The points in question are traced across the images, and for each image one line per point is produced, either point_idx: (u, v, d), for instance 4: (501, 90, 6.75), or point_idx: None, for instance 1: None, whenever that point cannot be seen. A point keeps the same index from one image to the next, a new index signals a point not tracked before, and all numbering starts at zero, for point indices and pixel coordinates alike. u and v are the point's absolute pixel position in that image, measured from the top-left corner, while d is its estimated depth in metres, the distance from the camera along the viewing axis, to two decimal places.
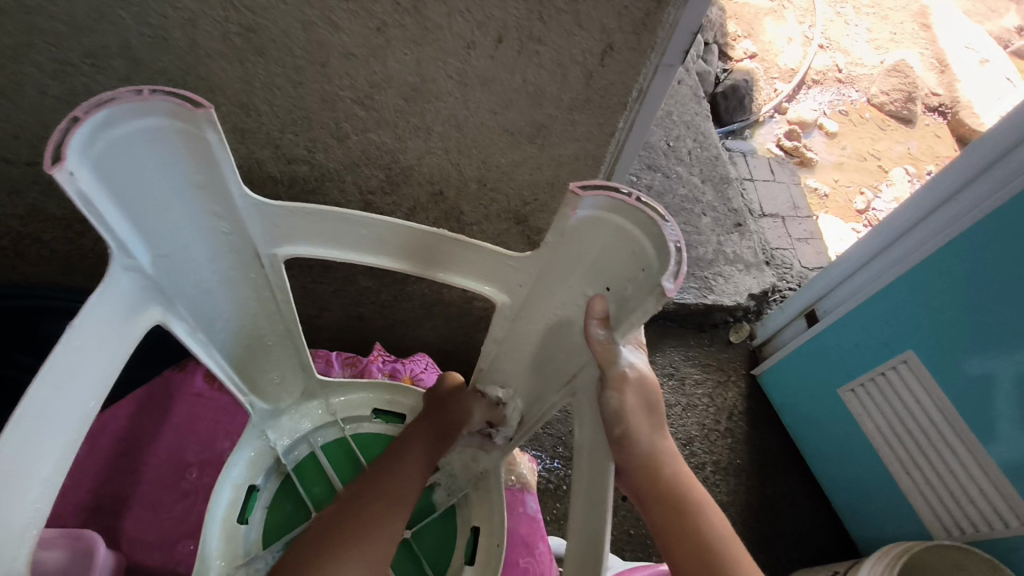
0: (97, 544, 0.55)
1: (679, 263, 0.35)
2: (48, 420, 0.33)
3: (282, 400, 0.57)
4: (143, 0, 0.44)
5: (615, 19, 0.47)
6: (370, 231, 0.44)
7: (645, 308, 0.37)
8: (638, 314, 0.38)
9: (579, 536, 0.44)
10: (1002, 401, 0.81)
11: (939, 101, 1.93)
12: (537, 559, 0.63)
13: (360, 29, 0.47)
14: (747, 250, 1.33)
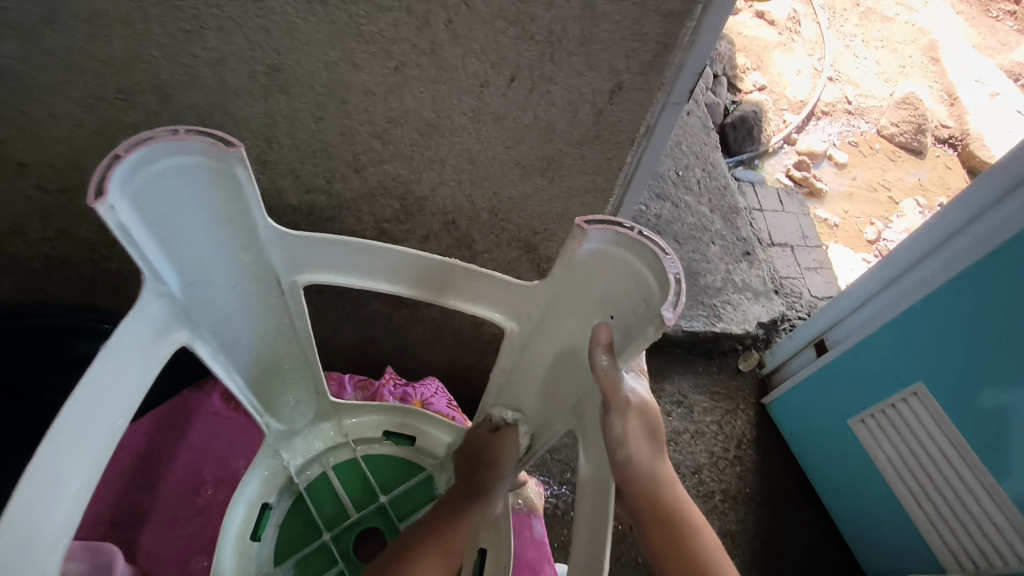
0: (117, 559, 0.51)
1: (679, 293, 0.35)
2: (73, 445, 0.32)
3: (296, 421, 0.57)
4: (176, 42, 0.47)
5: (624, 61, 0.49)
6: (387, 262, 0.45)
7: (648, 338, 0.38)
8: (640, 342, 0.38)
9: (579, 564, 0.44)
10: (1016, 434, 0.79)
11: (951, 134, 1.96)
12: None
13: (380, 69, 0.50)
14: (756, 279, 1.34)
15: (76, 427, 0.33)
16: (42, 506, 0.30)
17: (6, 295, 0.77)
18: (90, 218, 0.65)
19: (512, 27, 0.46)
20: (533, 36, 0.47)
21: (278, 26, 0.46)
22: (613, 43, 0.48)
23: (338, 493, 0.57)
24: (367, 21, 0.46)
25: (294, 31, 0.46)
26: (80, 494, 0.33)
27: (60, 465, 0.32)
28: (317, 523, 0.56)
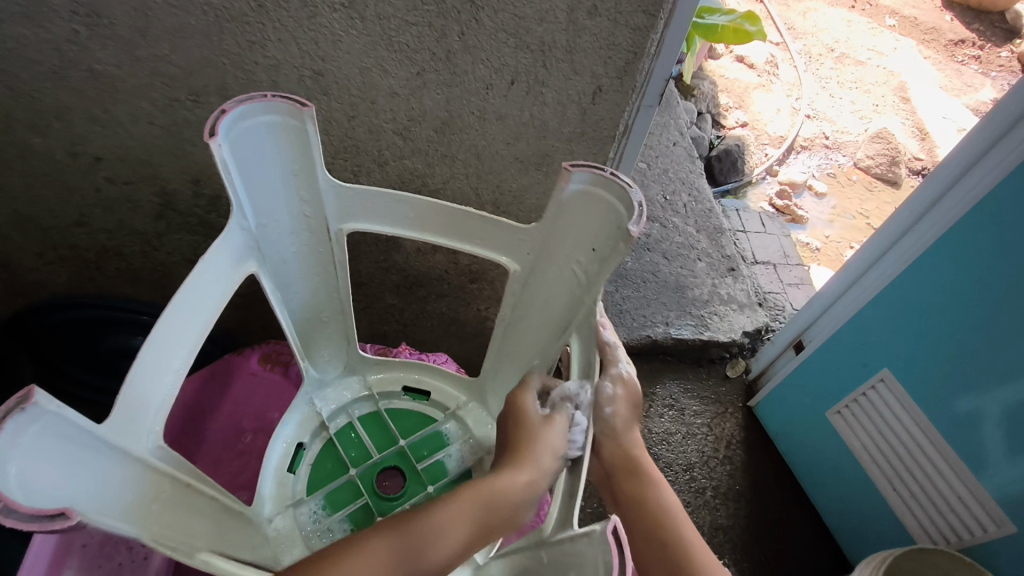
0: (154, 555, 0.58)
1: (642, 213, 0.44)
2: (178, 325, 0.42)
3: (328, 372, 0.67)
4: (242, 51, 0.58)
5: (602, 67, 0.61)
6: (414, 210, 0.52)
7: (622, 256, 0.46)
8: (616, 260, 0.47)
9: (564, 495, 0.50)
10: (990, 434, 0.85)
11: (923, 165, 2.03)
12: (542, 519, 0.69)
13: (404, 74, 0.61)
14: (740, 292, 1.44)
15: (179, 314, 0.42)
16: (151, 377, 0.40)
17: (59, 287, 0.84)
18: (148, 209, 0.73)
19: (511, 38, 0.58)
20: (529, 46, 0.59)
21: (325, 37, 0.58)
22: (593, 51, 0.59)
23: (362, 438, 0.65)
24: (396, 34, 0.58)
25: (337, 42, 0.58)
26: (179, 371, 0.43)
27: (168, 351, 0.41)
28: (344, 462, 0.63)
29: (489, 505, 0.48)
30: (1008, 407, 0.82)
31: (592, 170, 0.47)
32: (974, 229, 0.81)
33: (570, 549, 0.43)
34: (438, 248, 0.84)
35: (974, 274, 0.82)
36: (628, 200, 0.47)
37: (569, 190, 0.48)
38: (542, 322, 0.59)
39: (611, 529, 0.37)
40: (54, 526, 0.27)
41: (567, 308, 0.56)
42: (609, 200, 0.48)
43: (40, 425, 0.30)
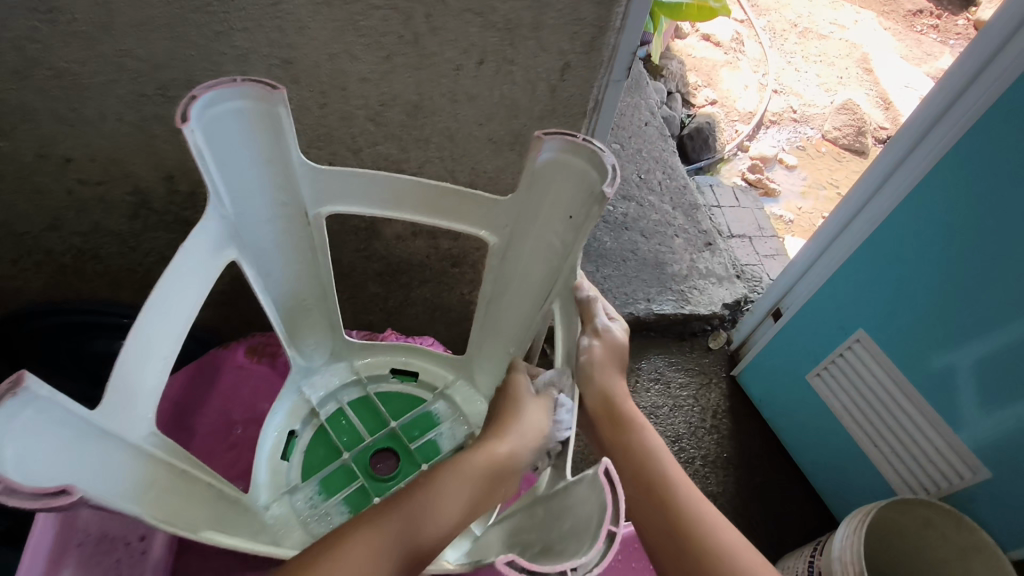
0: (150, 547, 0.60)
1: (614, 175, 0.46)
2: (160, 315, 0.42)
3: (315, 359, 0.67)
4: (209, 41, 0.58)
5: (568, 42, 0.62)
6: (390, 188, 0.52)
7: (597, 220, 0.48)
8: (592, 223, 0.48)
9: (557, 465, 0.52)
10: (963, 389, 0.88)
11: (888, 134, 2.08)
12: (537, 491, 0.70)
13: (373, 58, 0.62)
14: (718, 265, 1.46)
15: (161, 302, 0.42)
16: (139, 364, 0.40)
17: (37, 294, 0.84)
18: (122, 209, 0.73)
19: (478, 17, 0.59)
20: (495, 24, 0.60)
21: (292, 24, 0.58)
22: (558, 27, 0.60)
23: (353, 422, 0.66)
24: (362, 18, 0.58)
25: (304, 28, 0.58)
26: (166, 361, 0.43)
27: (155, 340, 0.42)
28: (337, 447, 0.64)
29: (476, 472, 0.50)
30: (978, 362, 0.85)
31: (563, 138, 0.48)
32: (938, 187, 0.84)
33: (565, 501, 0.44)
34: (418, 234, 0.84)
35: (940, 233, 0.85)
36: (599, 163, 0.48)
37: (541, 159, 0.49)
38: (524, 294, 0.61)
39: (603, 470, 0.38)
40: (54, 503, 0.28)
41: (548, 277, 0.57)
42: (582, 165, 0.49)
43: (31, 409, 0.31)
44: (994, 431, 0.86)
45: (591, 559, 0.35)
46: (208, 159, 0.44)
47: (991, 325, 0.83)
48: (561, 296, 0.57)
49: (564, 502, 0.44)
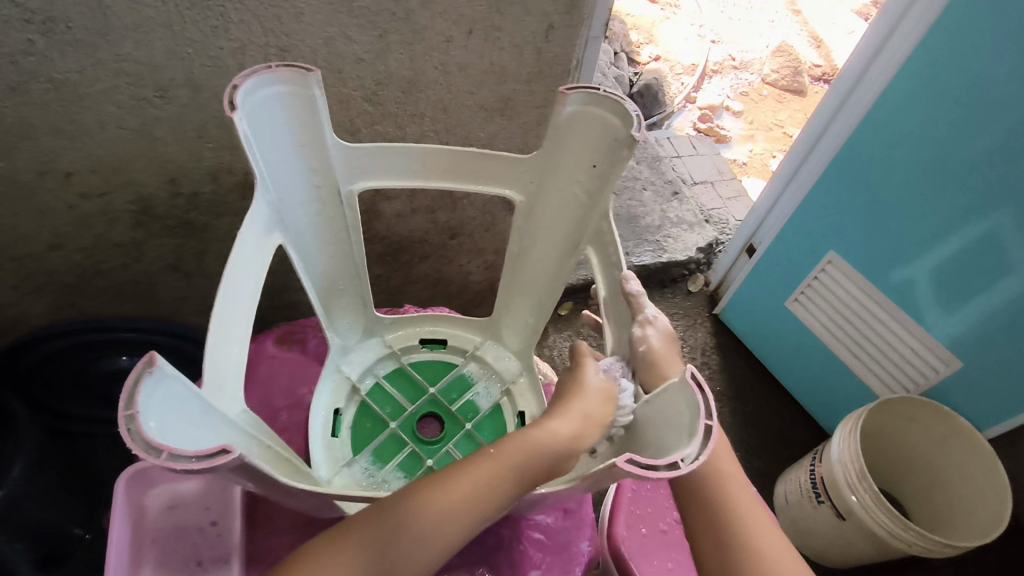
0: (226, 527, 0.58)
1: (641, 119, 0.50)
2: (233, 299, 0.44)
3: (349, 338, 0.70)
4: (206, 38, 0.59)
5: (551, 4, 0.65)
6: (421, 159, 0.55)
7: (626, 163, 0.52)
8: (621, 167, 0.53)
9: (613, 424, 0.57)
10: (923, 297, 0.97)
11: (822, 71, 2.18)
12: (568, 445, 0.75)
13: (367, 38, 0.63)
14: (688, 213, 1.53)
15: (232, 285, 0.44)
16: (225, 348, 0.42)
17: (38, 320, 0.83)
18: (125, 219, 0.74)
19: None
20: None
21: (288, 12, 0.58)
22: None
23: (394, 393, 0.69)
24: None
25: (299, 15, 0.59)
26: (241, 344, 0.45)
27: (232, 323, 0.44)
28: (383, 418, 0.67)
29: (537, 453, 0.50)
30: (934, 270, 0.94)
31: (586, 90, 0.52)
32: (885, 110, 0.91)
33: (653, 408, 0.51)
34: (416, 210, 0.86)
35: (891, 153, 0.92)
36: (622, 111, 0.52)
37: (566, 112, 0.53)
38: (551, 246, 0.64)
39: (691, 374, 0.43)
40: (219, 461, 0.30)
41: (576, 227, 0.60)
42: (604, 115, 0.53)
43: (161, 387, 0.33)
44: (957, 328, 0.94)
45: (695, 450, 0.40)
46: (254, 147, 0.46)
47: (947, 232, 0.90)
48: (594, 242, 0.60)
49: (653, 411, 0.50)
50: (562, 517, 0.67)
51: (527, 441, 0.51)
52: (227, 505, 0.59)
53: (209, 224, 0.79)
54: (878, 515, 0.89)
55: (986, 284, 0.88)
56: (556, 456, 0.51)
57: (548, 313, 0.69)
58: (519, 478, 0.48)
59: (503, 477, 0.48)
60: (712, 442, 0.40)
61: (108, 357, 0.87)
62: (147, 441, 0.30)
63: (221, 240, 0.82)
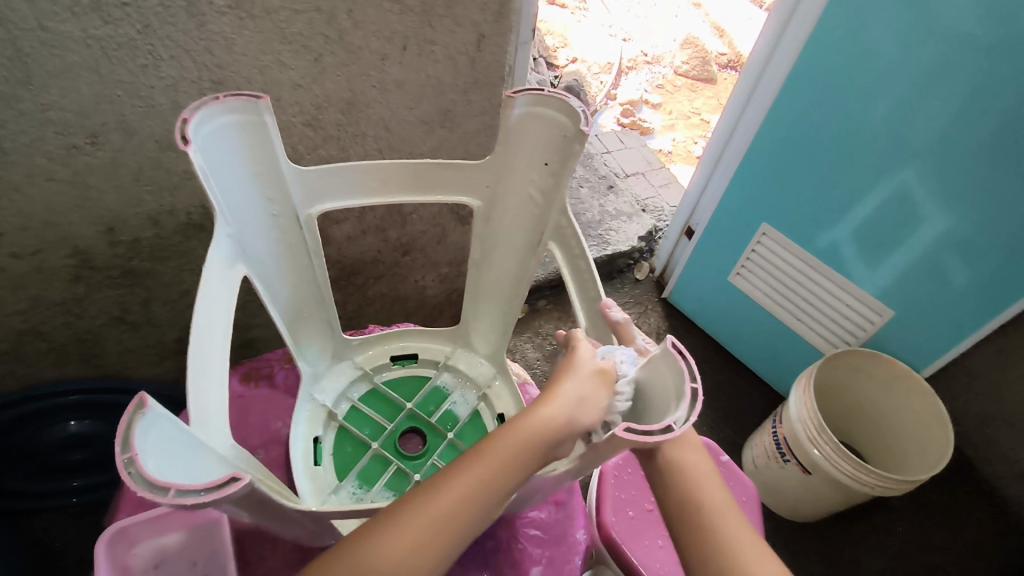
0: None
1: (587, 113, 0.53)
2: (206, 334, 0.43)
3: (320, 364, 0.69)
4: (136, 78, 0.57)
5: (480, 14, 0.67)
6: (377, 175, 0.56)
7: (577, 156, 0.55)
8: (573, 160, 0.55)
9: None
10: (849, 257, 1.04)
11: (728, 59, 2.31)
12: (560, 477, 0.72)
13: (303, 63, 0.63)
14: (624, 205, 1.58)
15: (204, 319, 0.43)
16: (206, 386, 0.41)
17: None
18: (63, 275, 0.71)
19: (395, 4, 0.62)
20: (412, 9, 0.63)
21: (219, 43, 0.58)
22: (469, 2, 0.65)
23: (372, 415, 0.68)
24: (287, 25, 0.59)
25: (231, 45, 0.58)
26: (220, 380, 0.44)
27: (209, 359, 0.43)
28: (364, 441, 0.66)
29: (524, 448, 0.45)
30: (854, 231, 1.01)
31: (532, 92, 0.54)
32: (795, 87, 0.98)
33: (638, 386, 0.53)
34: (367, 230, 0.86)
35: (804, 127, 1.00)
36: (568, 107, 0.54)
37: (514, 115, 0.55)
38: (512, 246, 0.66)
39: (673, 343, 0.47)
40: (230, 491, 0.29)
41: (535, 225, 0.63)
42: (550, 113, 0.56)
43: (153, 426, 0.32)
44: (883, 279, 1.01)
45: (684, 412, 0.43)
46: (211, 178, 0.45)
47: (861, 194, 0.98)
48: (554, 236, 0.62)
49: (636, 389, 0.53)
50: (554, 510, 0.68)
51: (515, 433, 0.45)
52: (217, 554, 0.56)
53: (153, 270, 0.76)
54: (839, 464, 0.95)
55: (901, 236, 0.96)
56: (540, 451, 0.46)
57: (515, 312, 0.71)
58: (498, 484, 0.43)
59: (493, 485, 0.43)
60: (701, 403, 0.43)
61: (55, 427, 0.85)
62: (150, 481, 0.29)
63: (167, 286, 0.79)
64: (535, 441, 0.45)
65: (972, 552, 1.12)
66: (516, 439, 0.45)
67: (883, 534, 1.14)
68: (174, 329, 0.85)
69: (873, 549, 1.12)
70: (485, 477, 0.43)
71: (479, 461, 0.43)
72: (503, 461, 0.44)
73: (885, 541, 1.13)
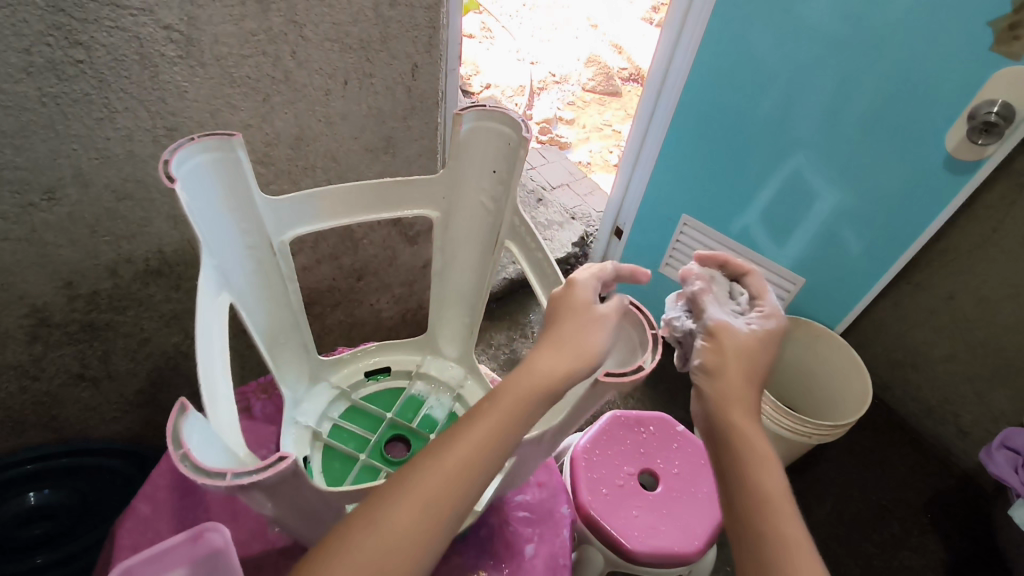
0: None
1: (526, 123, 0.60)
2: (209, 354, 0.47)
3: (298, 388, 0.73)
4: (91, 131, 0.59)
5: (413, 47, 0.73)
6: (344, 197, 0.62)
7: (523, 161, 0.62)
8: (519, 164, 0.62)
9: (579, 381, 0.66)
10: (760, 237, 1.16)
11: (629, 73, 2.48)
12: (548, 471, 0.76)
13: (252, 104, 0.67)
14: (556, 215, 1.68)
15: (204, 340, 0.47)
16: (216, 403, 0.45)
17: None
18: (20, 335, 0.71)
19: (336, 43, 0.67)
20: (351, 46, 0.68)
21: (171, 92, 0.61)
22: (403, 37, 0.71)
23: (354, 429, 0.72)
24: (236, 69, 0.63)
25: (184, 93, 0.61)
26: (225, 395, 0.47)
27: (214, 379, 0.46)
28: (350, 453, 0.69)
29: (534, 388, 0.47)
30: (759, 214, 1.14)
31: (477, 109, 0.61)
32: (695, 89, 1.09)
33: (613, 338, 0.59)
34: (323, 260, 0.89)
35: (707, 124, 1.11)
36: (509, 119, 0.61)
37: (463, 130, 0.62)
38: (470, 249, 0.73)
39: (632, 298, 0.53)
40: (281, 464, 0.35)
41: (490, 229, 0.70)
42: (493, 126, 0.62)
43: (195, 428, 0.37)
44: (794, 252, 1.14)
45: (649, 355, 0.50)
46: (192, 213, 0.49)
47: (762, 179, 1.09)
48: (509, 236, 0.69)
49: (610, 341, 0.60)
50: (538, 491, 0.74)
51: (523, 381, 0.48)
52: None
53: (112, 321, 0.76)
54: (778, 419, 1.05)
55: (802, 214, 1.08)
56: (548, 390, 0.48)
57: (479, 313, 0.77)
58: (509, 432, 0.45)
59: (496, 437, 0.44)
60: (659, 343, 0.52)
61: (15, 500, 0.83)
62: (205, 472, 0.34)
63: (127, 336, 0.79)
64: (534, 384, 0.47)
65: (903, 485, 1.25)
66: (524, 384, 0.47)
67: (826, 482, 1.25)
68: (135, 380, 0.85)
69: (821, 495, 1.23)
70: (488, 433, 0.44)
71: (477, 421, 0.45)
72: (504, 413, 0.45)
73: (829, 487, 1.24)
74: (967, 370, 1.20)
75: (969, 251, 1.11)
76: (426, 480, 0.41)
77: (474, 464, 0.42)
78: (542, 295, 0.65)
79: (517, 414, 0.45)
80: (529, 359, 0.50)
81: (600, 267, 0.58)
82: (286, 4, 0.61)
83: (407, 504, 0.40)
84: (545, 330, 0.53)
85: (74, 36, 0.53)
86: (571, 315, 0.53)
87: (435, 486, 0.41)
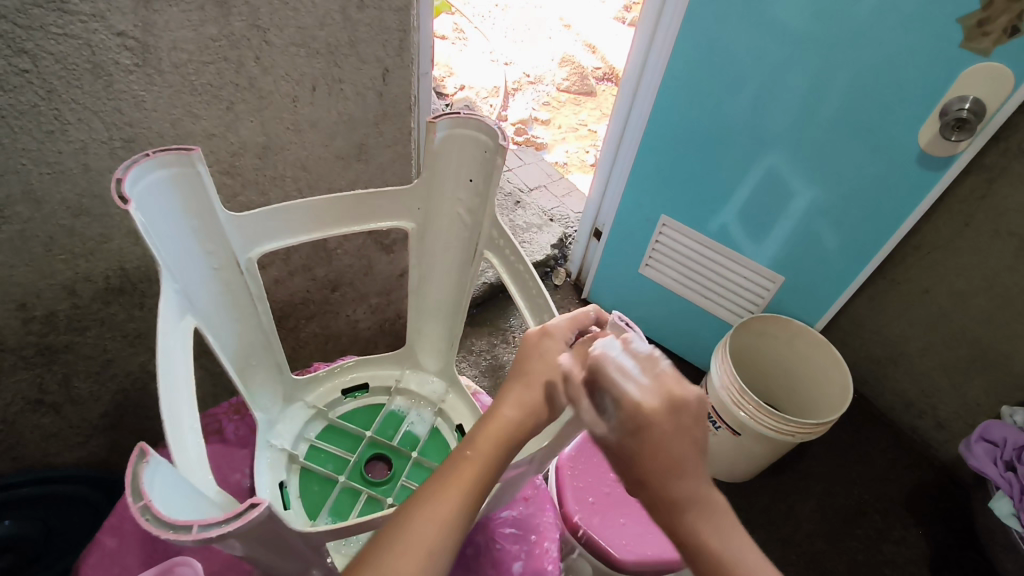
0: None
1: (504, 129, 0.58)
2: (172, 381, 0.44)
3: (272, 410, 0.70)
4: (40, 145, 0.55)
5: (383, 50, 0.70)
6: (317, 211, 0.60)
7: (501, 168, 0.60)
8: (498, 172, 0.60)
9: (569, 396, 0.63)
10: (737, 236, 1.16)
11: (604, 72, 2.46)
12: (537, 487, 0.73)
13: (214, 112, 0.63)
14: (534, 217, 1.67)
15: (165, 367, 0.44)
16: (181, 436, 0.42)
17: None
18: None
19: (301, 48, 0.64)
20: (318, 51, 0.65)
21: (127, 102, 0.57)
22: (371, 40, 0.68)
23: (332, 451, 0.69)
24: (197, 76, 0.59)
25: (141, 102, 0.58)
26: (191, 424, 0.45)
27: (179, 412, 0.43)
28: (328, 477, 0.67)
29: (502, 446, 0.47)
30: (736, 213, 1.13)
31: (451, 116, 0.58)
32: (670, 89, 1.08)
33: None
34: (294, 272, 0.85)
35: (682, 123, 1.10)
36: (486, 126, 0.59)
37: (437, 138, 0.60)
38: (448, 259, 0.71)
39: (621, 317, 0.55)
40: (252, 513, 0.32)
41: (468, 239, 0.68)
42: (469, 133, 0.60)
43: (159, 473, 0.34)
44: (772, 250, 1.13)
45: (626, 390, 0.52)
46: (149, 232, 0.46)
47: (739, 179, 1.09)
48: (489, 246, 0.67)
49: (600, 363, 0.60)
50: (524, 506, 0.71)
51: (493, 435, 0.47)
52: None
53: (71, 343, 0.72)
54: (762, 420, 1.04)
55: (779, 211, 1.08)
56: (514, 445, 0.48)
57: (458, 325, 0.76)
58: (483, 488, 0.45)
59: (471, 490, 0.44)
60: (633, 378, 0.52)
61: None
62: (169, 523, 0.31)
63: (88, 357, 0.75)
64: (506, 431, 0.48)
65: (884, 480, 1.26)
66: (491, 438, 0.47)
67: (809, 478, 1.25)
68: (100, 402, 0.81)
69: (806, 493, 1.23)
70: (474, 478, 0.44)
71: (454, 474, 0.44)
72: (481, 465, 0.45)
73: (813, 485, 1.24)
74: (943, 363, 1.21)
75: (944, 246, 1.12)
76: (421, 530, 0.41)
77: (459, 511, 0.43)
78: (525, 305, 0.63)
79: (496, 460, 0.46)
80: (499, 407, 0.50)
81: (583, 314, 0.57)
82: (248, 8, 0.58)
83: (403, 558, 0.39)
84: (512, 373, 0.53)
85: (18, 44, 0.49)
86: (538, 361, 0.52)
87: (430, 536, 0.41)
